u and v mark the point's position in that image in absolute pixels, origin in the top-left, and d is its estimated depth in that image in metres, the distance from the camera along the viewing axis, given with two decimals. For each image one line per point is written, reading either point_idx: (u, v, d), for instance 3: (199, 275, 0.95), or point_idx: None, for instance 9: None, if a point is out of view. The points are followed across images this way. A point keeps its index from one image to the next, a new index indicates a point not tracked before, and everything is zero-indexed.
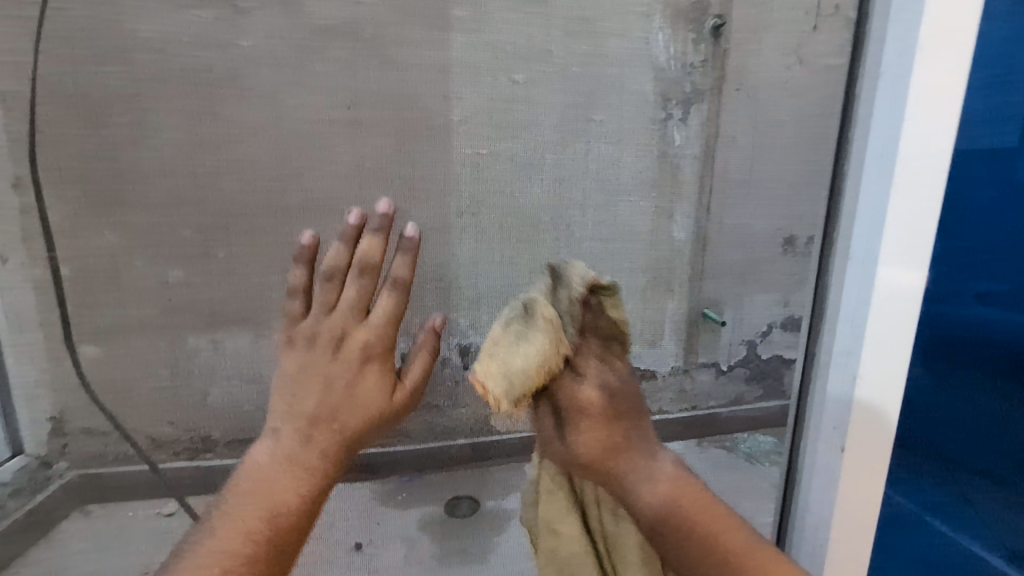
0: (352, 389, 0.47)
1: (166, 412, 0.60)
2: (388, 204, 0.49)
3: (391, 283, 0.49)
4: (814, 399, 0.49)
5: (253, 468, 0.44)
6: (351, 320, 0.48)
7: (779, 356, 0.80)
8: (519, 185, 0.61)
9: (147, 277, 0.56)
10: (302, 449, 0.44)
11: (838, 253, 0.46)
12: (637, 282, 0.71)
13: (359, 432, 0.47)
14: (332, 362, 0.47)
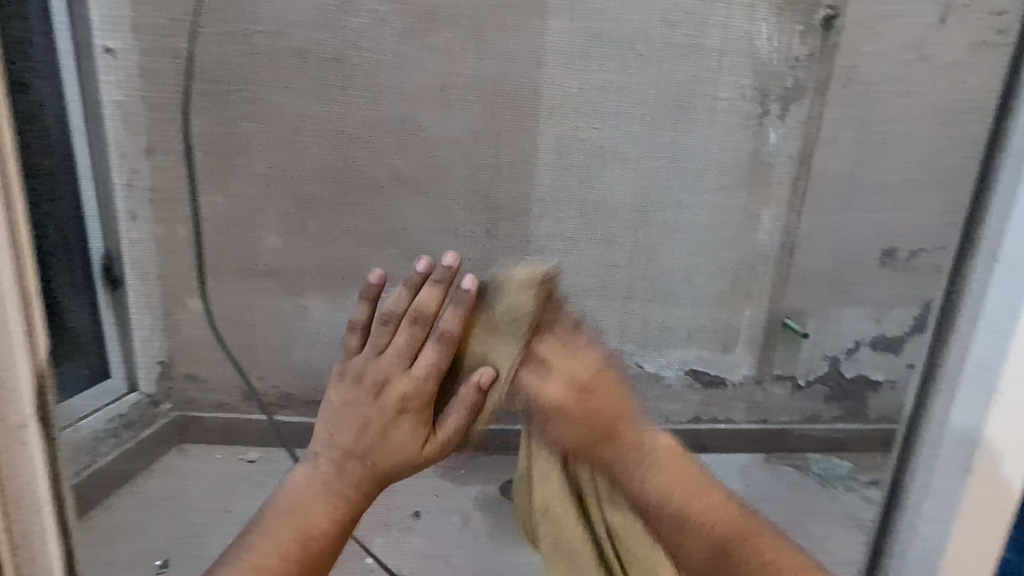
0: (386, 434, 0.50)
1: (258, 367, 0.66)
2: (453, 257, 0.51)
3: (439, 335, 0.49)
4: (929, 426, 0.40)
5: (293, 488, 0.49)
6: (396, 367, 0.50)
7: (865, 377, 0.75)
8: (601, 176, 0.62)
9: (250, 243, 0.61)
10: (337, 478, 0.49)
11: (981, 254, 0.37)
12: (714, 285, 0.68)
13: (388, 472, 0.50)
14: (371, 404, 0.51)
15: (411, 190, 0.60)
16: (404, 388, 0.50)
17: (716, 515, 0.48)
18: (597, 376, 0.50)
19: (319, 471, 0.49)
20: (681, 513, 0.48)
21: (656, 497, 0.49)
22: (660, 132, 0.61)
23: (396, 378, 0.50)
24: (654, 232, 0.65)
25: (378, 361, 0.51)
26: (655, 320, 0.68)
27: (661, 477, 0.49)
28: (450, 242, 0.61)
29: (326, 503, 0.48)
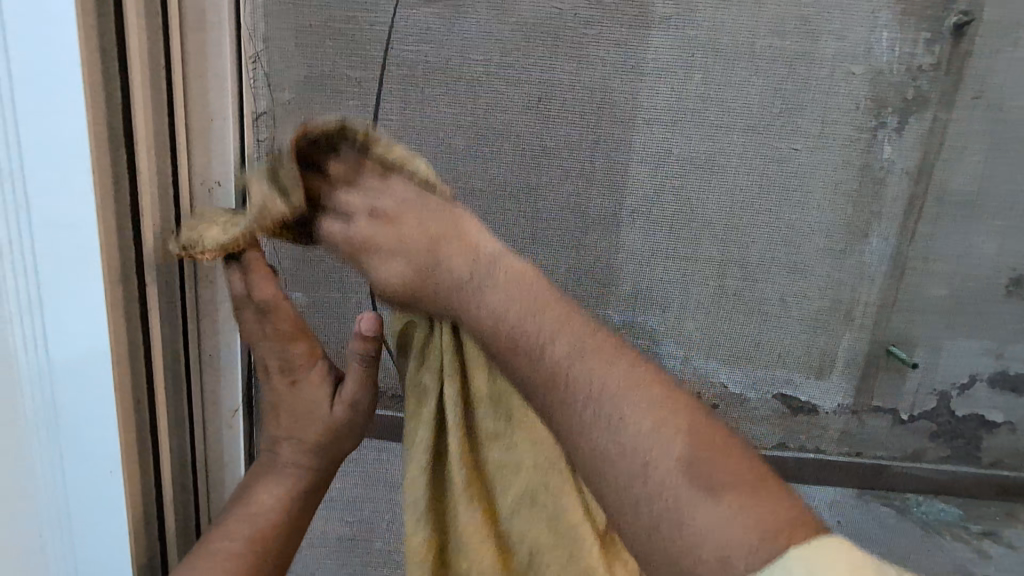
0: (296, 391, 0.56)
1: None
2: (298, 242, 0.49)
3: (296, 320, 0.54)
4: None
5: (257, 505, 0.57)
6: (296, 369, 0.56)
7: (978, 417, 0.69)
8: (698, 189, 0.60)
9: None
10: (275, 457, 0.58)
11: None
12: (812, 306, 0.65)
13: (316, 440, 0.58)
14: (290, 391, 0.56)
15: (502, 197, 0.61)
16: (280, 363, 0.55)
17: (613, 379, 0.41)
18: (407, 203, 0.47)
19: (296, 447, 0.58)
20: (591, 386, 0.41)
21: (500, 309, 0.44)
22: (763, 144, 0.59)
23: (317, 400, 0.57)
24: (748, 248, 0.62)
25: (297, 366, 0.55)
26: (744, 339, 0.66)
27: (513, 293, 0.45)
28: (538, 249, 0.63)
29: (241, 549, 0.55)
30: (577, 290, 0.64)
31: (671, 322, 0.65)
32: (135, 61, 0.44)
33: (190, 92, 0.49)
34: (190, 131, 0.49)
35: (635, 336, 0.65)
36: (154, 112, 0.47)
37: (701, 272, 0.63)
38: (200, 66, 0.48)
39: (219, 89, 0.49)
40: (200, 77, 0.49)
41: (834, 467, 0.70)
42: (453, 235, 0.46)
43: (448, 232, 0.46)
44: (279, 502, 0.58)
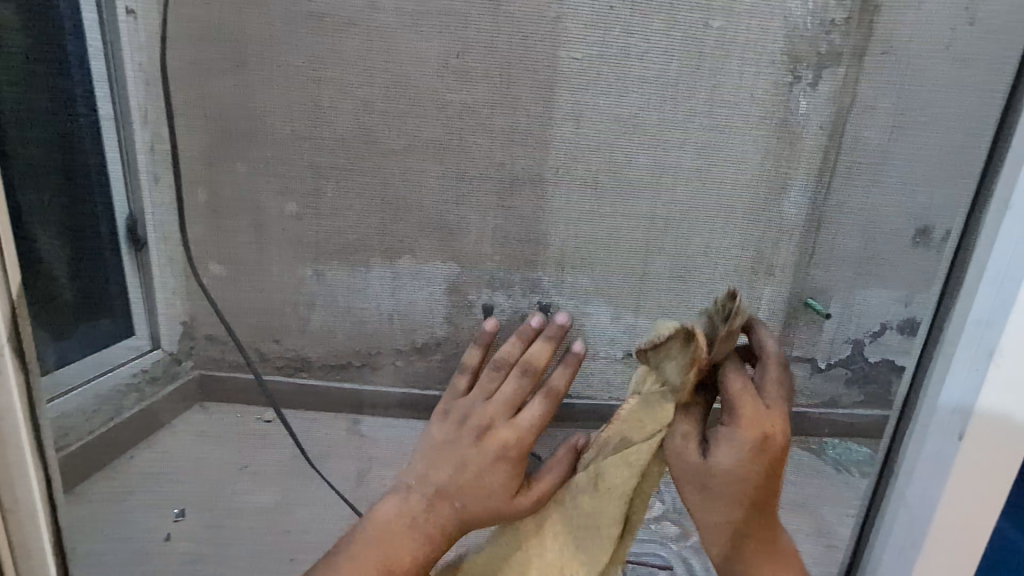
0: (481, 476, 0.61)
1: (274, 330, 0.67)
2: (565, 316, 0.66)
3: (550, 390, 0.65)
4: (923, 404, 0.52)
5: (382, 519, 0.60)
6: (505, 405, 0.64)
7: (889, 364, 0.66)
8: (623, 145, 0.60)
9: (268, 209, 0.62)
10: (424, 510, 0.60)
11: (954, 318, 0.50)
12: (735, 262, 0.66)
13: (478, 518, 0.60)
14: (473, 446, 0.62)
15: (425, 156, 0.60)
16: (501, 399, 0.64)
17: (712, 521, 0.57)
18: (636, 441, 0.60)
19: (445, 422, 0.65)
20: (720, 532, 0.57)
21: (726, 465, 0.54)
22: (683, 99, 0.59)
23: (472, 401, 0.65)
24: (673, 204, 0.63)
25: (486, 405, 0.64)
26: (669, 297, 0.67)
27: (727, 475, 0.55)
28: (466, 210, 0.62)
29: (455, 497, 0.61)
30: (506, 249, 0.64)
31: (600, 281, 0.65)
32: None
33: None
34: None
35: (565, 295, 0.66)
36: None
37: (627, 229, 0.64)
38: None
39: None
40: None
41: None
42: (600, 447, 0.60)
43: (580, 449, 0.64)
44: (417, 558, 0.58)
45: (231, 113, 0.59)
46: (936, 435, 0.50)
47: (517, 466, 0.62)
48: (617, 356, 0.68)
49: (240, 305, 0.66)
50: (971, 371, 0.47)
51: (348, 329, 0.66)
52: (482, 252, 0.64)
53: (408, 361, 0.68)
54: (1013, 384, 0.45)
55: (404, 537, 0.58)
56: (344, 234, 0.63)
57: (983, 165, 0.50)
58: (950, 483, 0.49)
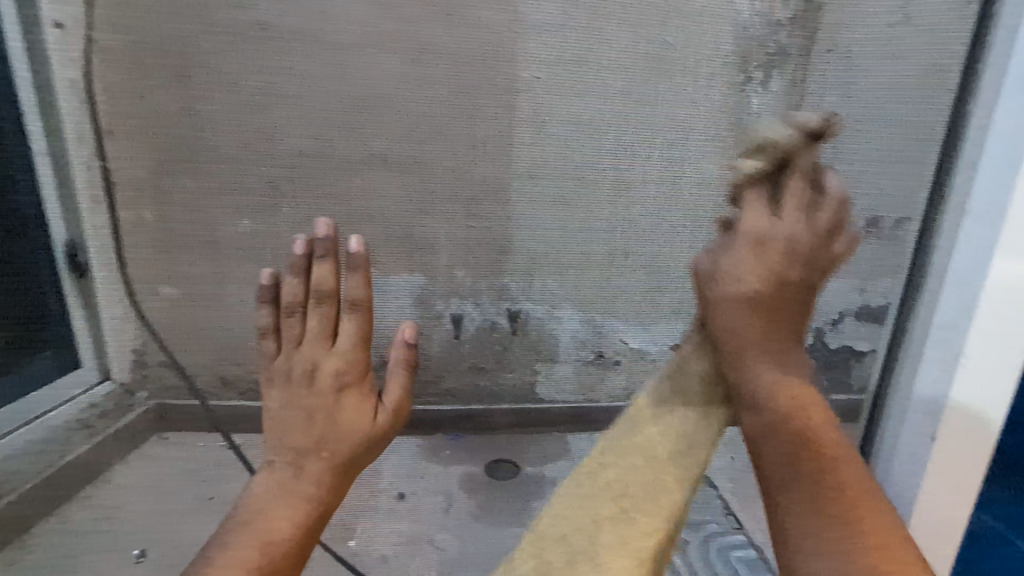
0: (334, 418, 0.52)
1: (233, 353, 0.65)
2: (325, 225, 0.51)
3: (350, 304, 0.53)
4: (896, 396, 0.54)
5: (253, 498, 0.48)
6: (319, 348, 0.53)
7: (850, 349, 0.71)
8: (586, 149, 0.60)
9: (220, 228, 0.60)
10: (296, 480, 0.49)
11: (929, 290, 0.51)
12: None
13: (348, 460, 0.51)
14: (308, 394, 0.52)
15: (383, 166, 0.58)
16: (331, 364, 0.52)
17: (753, 419, 0.53)
18: (352, 357, 0.53)
19: (280, 385, 0.53)
20: (827, 479, 0.46)
21: (761, 394, 0.54)
22: (640, 102, 0.59)
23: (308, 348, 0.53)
24: (636, 206, 0.64)
25: (330, 353, 0.53)
26: (634, 295, 0.68)
27: (727, 318, 0.58)
28: (430, 220, 0.61)
29: (326, 449, 0.51)
30: (471, 257, 0.63)
31: (567, 285, 0.66)
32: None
33: None
34: None
35: (533, 301, 0.66)
36: None
37: (592, 233, 0.64)
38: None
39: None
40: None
41: None
42: (358, 388, 0.53)
43: (381, 402, 0.55)
44: (292, 526, 0.47)
45: (174, 127, 0.56)
46: (910, 418, 0.52)
47: (363, 386, 0.54)
48: (587, 358, 0.71)
49: (196, 329, 0.64)
50: (938, 374, 0.50)
51: None
52: (448, 261, 0.63)
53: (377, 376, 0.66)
54: (982, 379, 0.48)
55: (315, 503, 0.49)
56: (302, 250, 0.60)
57: (935, 175, 0.52)
58: (924, 483, 0.52)
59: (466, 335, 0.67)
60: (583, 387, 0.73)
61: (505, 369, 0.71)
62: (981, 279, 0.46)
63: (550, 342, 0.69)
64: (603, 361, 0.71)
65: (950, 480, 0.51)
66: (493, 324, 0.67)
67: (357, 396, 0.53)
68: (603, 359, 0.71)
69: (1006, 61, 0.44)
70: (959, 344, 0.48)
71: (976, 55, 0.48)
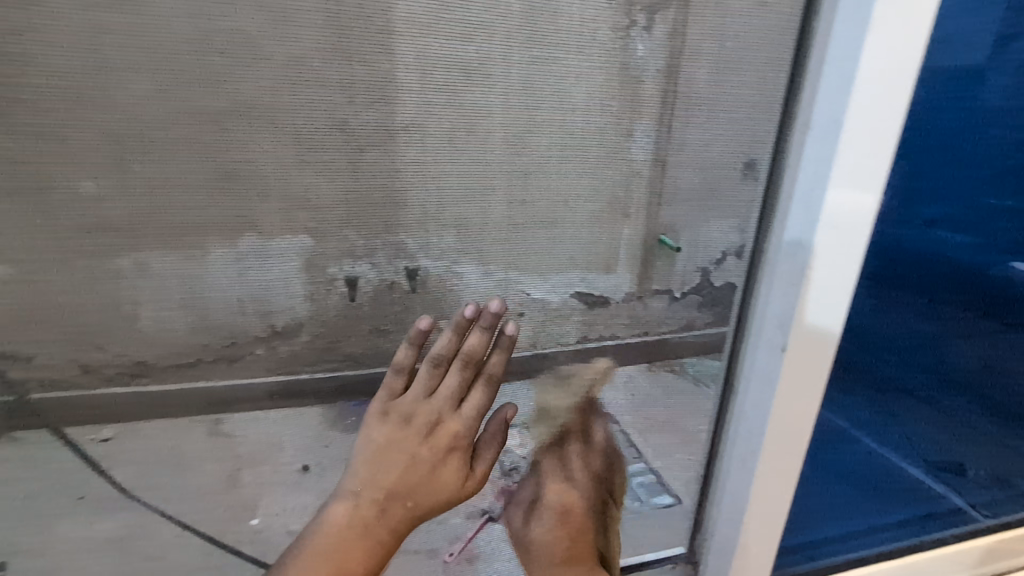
0: (432, 475, 0.71)
1: (93, 335, 0.56)
2: (498, 304, 0.67)
3: (486, 377, 0.71)
4: (751, 333, 0.75)
5: (334, 526, 0.66)
6: (446, 409, 0.70)
7: (732, 284, 0.76)
8: (476, 97, 0.58)
9: (58, 192, 0.51)
10: (376, 518, 0.68)
11: (785, 197, 0.67)
12: (594, 209, 0.69)
13: (427, 510, 0.71)
14: (422, 444, 0.70)
15: (252, 116, 0.53)
16: (451, 427, 0.71)
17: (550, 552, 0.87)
18: (471, 426, 0.72)
19: (390, 429, 0.68)
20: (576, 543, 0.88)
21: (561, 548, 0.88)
22: (529, 48, 0.58)
23: (426, 404, 0.69)
24: (531, 156, 0.63)
25: (430, 403, 0.70)
26: (535, 246, 0.68)
27: (387, 445, 0.68)
28: (309, 175, 0.56)
29: (411, 500, 0.71)
30: (361, 217, 0.60)
31: (465, 240, 0.64)
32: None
33: None
34: None
35: (432, 258, 0.64)
36: None
37: (487, 185, 0.62)
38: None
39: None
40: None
41: (626, 349, 0.78)
42: (462, 453, 0.72)
43: (472, 475, 0.73)
44: (342, 535, 0.66)
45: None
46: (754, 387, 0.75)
47: (463, 452, 0.72)
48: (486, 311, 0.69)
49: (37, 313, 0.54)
50: (790, 290, 0.67)
51: (190, 323, 0.59)
52: (337, 222, 0.59)
53: (267, 347, 0.62)
54: (828, 304, 0.66)
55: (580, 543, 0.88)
56: (164, 215, 0.54)
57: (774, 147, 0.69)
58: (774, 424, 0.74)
59: (363, 298, 0.63)
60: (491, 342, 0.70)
61: (405, 328, 0.67)
62: (821, 193, 0.61)
63: (449, 295, 0.67)
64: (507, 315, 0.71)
65: (795, 422, 0.74)
66: (391, 283, 0.64)
67: (460, 459, 0.72)
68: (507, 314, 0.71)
69: (830, 53, 0.58)
70: (803, 251, 0.65)
71: (809, 44, 0.62)
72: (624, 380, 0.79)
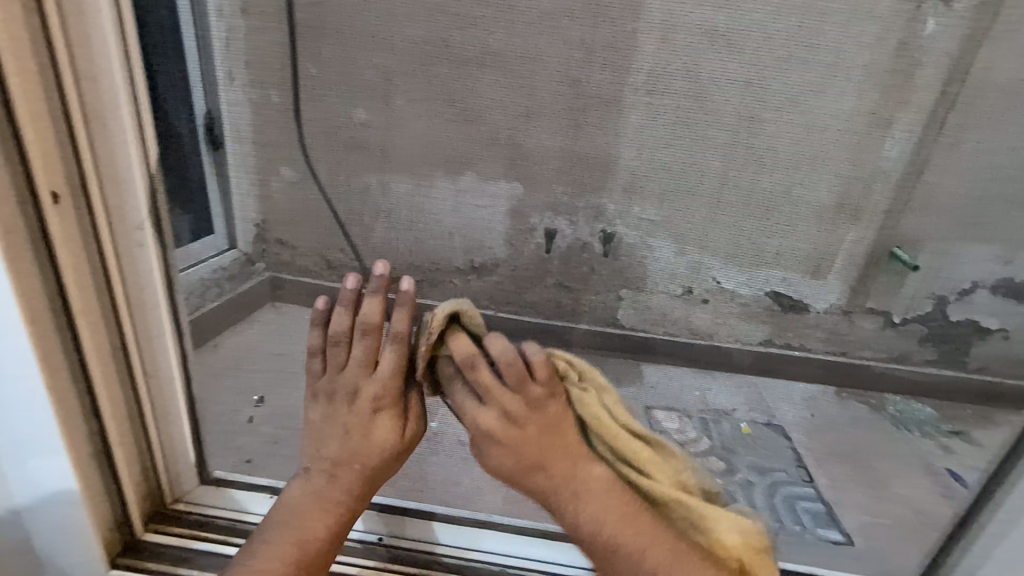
0: (369, 437, 0.40)
1: (338, 239, 0.66)
2: (382, 263, 0.41)
3: (393, 337, 0.39)
4: None
5: (282, 504, 0.39)
6: (362, 372, 0.40)
7: (976, 324, 0.65)
8: (716, 67, 0.54)
9: (337, 114, 0.61)
10: (326, 484, 0.40)
11: None
12: (819, 203, 0.62)
13: (382, 474, 0.42)
14: (345, 407, 0.41)
15: (498, 64, 0.57)
16: (369, 389, 0.40)
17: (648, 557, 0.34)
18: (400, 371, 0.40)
19: (310, 480, 0.41)
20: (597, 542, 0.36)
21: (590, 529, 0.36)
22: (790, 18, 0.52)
23: (352, 375, 0.40)
24: (761, 138, 0.58)
25: (371, 379, 0.40)
26: (743, 237, 0.64)
27: (339, 433, 0.41)
28: (534, 127, 0.60)
29: (360, 461, 0.40)
30: (573, 173, 0.62)
31: (667, 215, 0.63)
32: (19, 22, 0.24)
33: (106, 206, 0.30)
34: (124, 303, 0.33)
35: (629, 226, 0.65)
36: (92, 270, 0.30)
37: (706, 160, 0.59)
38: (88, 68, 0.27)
39: (109, 85, 0.28)
40: (99, 86, 0.28)
41: (817, 364, 0.72)
42: (404, 403, 0.41)
43: (393, 450, 0.41)
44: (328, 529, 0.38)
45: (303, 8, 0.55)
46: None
47: (406, 404, 0.42)
48: (676, 292, 0.69)
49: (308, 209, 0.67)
50: None
51: (410, 245, 0.66)
52: (548, 176, 0.63)
53: (464, 281, 0.67)
54: None
55: (696, 556, 0.34)
56: (411, 146, 0.62)
57: None
58: None
59: (556, 251, 0.68)
60: (666, 321, 0.70)
61: (590, 290, 0.70)
62: None
63: (640, 265, 0.67)
64: (691, 298, 0.69)
65: None
66: (585, 243, 0.67)
67: (401, 409, 0.41)
68: (693, 298, 0.68)
69: None
70: None
71: None
72: (808, 399, 0.71)
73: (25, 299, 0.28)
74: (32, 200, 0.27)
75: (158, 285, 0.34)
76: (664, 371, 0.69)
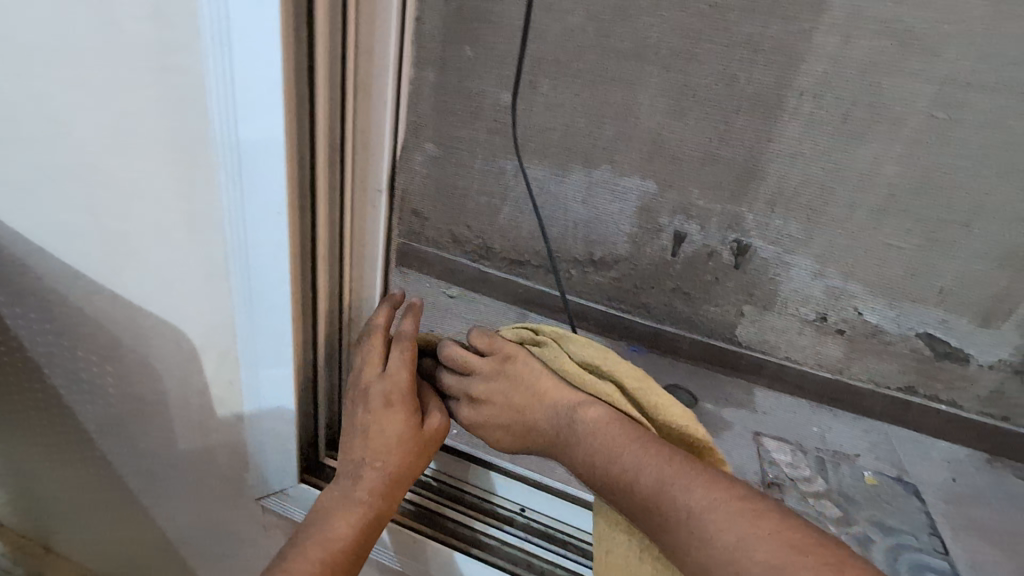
0: (369, 441, 0.30)
1: (466, 216, 0.70)
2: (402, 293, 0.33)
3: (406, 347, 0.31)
4: None
5: (315, 511, 0.31)
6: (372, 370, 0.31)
7: None
8: (897, 80, 0.50)
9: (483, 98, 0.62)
10: (367, 424, 0.30)
11: None
12: (1007, 242, 0.53)
13: (396, 491, 0.32)
14: (377, 412, 0.30)
15: (654, 60, 0.56)
16: (378, 386, 0.30)
17: (647, 470, 0.25)
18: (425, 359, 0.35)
19: None
20: (652, 503, 0.25)
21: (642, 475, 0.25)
22: (996, 27, 0.46)
23: (376, 382, 0.30)
24: (941, 158, 0.52)
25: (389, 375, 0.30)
26: (901, 269, 0.57)
27: (367, 427, 0.30)
28: (679, 124, 0.58)
29: (384, 461, 0.30)
30: (715, 178, 0.59)
31: (812, 231, 0.58)
32: (315, 34, 0.23)
33: (356, 124, 0.27)
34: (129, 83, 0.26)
35: (767, 239, 0.60)
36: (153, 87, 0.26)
37: (868, 178, 0.54)
38: (367, 61, 0.25)
39: (382, 94, 0.26)
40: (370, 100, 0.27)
41: (962, 424, 0.64)
42: None
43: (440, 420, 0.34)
44: (357, 529, 0.30)
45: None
46: None
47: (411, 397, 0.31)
48: (807, 318, 0.63)
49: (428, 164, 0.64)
50: None
51: (535, 227, 0.69)
52: (687, 176, 0.60)
53: (581, 271, 0.69)
54: None
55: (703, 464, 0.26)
56: (551, 134, 0.63)
57: None
58: None
59: (682, 256, 0.65)
60: (790, 346, 0.65)
61: (711, 301, 0.66)
62: None
63: (770, 284, 0.63)
64: (824, 326, 0.63)
65: None
66: (715, 253, 0.63)
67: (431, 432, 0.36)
68: (826, 326, 0.63)
69: None
70: None
71: None
72: (949, 459, 0.63)
73: (296, 268, 0.29)
74: (309, 169, 0.27)
75: (379, 269, 0.33)
76: (780, 397, 0.66)
